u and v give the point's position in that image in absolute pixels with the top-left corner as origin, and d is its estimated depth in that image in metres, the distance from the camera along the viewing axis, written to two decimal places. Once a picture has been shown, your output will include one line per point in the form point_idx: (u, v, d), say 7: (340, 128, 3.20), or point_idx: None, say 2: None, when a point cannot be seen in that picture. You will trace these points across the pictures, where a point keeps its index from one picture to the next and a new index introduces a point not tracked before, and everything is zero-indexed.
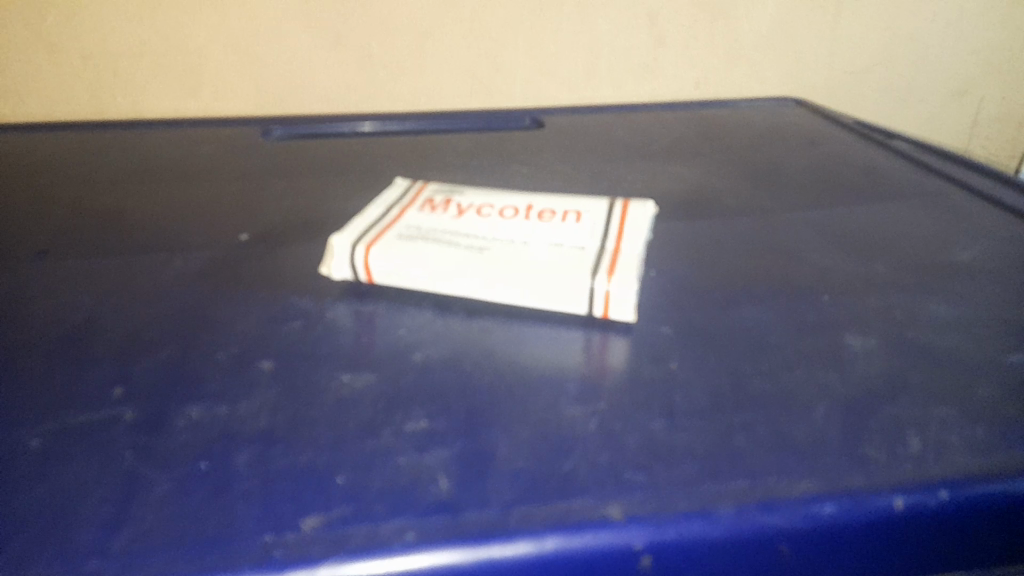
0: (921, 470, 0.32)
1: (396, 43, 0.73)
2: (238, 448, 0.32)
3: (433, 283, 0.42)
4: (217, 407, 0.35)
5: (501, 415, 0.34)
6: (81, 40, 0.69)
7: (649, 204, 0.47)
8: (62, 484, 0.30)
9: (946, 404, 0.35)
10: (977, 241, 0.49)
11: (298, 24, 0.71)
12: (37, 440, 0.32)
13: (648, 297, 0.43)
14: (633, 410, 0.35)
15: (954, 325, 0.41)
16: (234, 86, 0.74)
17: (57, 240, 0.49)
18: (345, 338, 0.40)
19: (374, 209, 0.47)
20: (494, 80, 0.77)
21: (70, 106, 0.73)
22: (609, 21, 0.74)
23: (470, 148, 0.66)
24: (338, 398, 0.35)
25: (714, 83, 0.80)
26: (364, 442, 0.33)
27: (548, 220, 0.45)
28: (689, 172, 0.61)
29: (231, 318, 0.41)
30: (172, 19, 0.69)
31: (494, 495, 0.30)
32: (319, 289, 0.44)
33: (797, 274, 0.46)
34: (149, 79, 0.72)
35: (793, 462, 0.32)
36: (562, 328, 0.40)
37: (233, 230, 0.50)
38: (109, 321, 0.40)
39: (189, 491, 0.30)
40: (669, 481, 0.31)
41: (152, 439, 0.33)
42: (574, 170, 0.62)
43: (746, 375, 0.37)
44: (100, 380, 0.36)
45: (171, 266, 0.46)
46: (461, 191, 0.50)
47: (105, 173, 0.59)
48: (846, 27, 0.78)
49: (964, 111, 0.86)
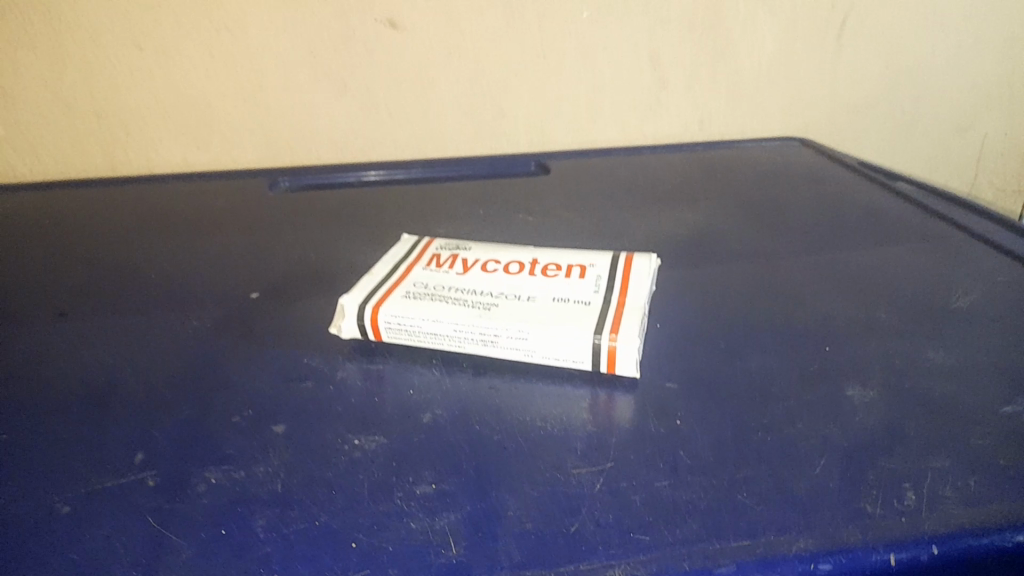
0: (915, 523, 0.33)
1: (404, 92, 0.75)
2: (257, 511, 0.33)
3: (441, 340, 0.43)
4: (236, 469, 0.36)
5: (510, 474, 0.36)
6: (97, 99, 0.72)
7: (651, 257, 0.49)
8: (90, 549, 0.32)
9: (943, 455, 0.36)
10: (977, 286, 0.50)
11: (308, 76, 0.73)
12: (66, 506, 0.34)
13: (652, 350, 0.45)
14: (638, 466, 0.36)
15: (953, 373, 0.42)
16: (245, 138, 0.76)
17: (78, 299, 0.50)
18: (357, 397, 0.41)
19: (383, 268, 0.49)
20: (500, 124, 0.78)
21: (86, 162, 0.75)
22: (612, 66, 0.76)
23: (476, 196, 0.68)
24: (352, 459, 0.36)
25: (715, 122, 0.82)
26: (378, 504, 0.34)
27: (553, 275, 0.47)
28: (692, 217, 0.62)
29: (247, 377, 0.42)
30: (185, 76, 0.72)
31: (503, 556, 0.31)
32: (332, 346, 0.45)
33: (798, 321, 0.47)
34: (163, 134, 0.75)
35: (794, 518, 0.33)
36: (568, 385, 0.42)
37: (247, 285, 0.52)
38: (130, 381, 0.42)
39: (210, 555, 0.31)
40: (673, 539, 0.32)
41: (174, 503, 0.34)
42: (579, 216, 0.63)
43: (747, 428, 0.38)
44: (123, 443, 0.37)
45: (188, 324, 0.48)
46: (467, 246, 0.52)
47: (123, 229, 0.61)
48: (844, 66, 0.80)
49: (967, 145, 0.87)
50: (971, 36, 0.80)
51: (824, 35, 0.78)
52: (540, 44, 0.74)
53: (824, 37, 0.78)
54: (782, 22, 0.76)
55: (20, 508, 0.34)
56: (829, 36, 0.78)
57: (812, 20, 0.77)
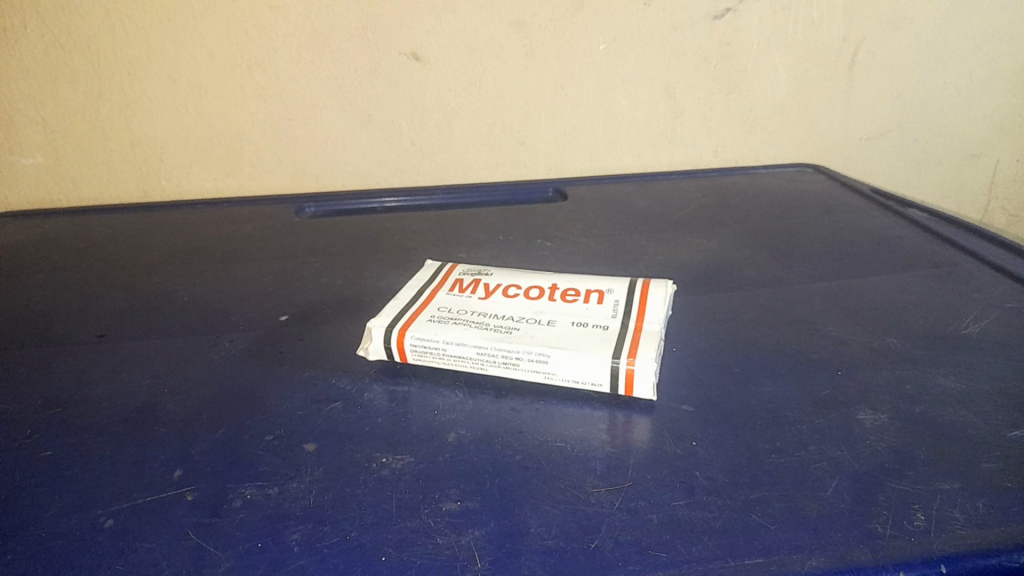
0: (924, 544, 0.34)
1: (426, 121, 0.77)
2: (291, 526, 0.35)
3: (465, 362, 0.45)
4: (270, 485, 0.37)
5: (532, 492, 0.37)
6: (131, 128, 0.75)
7: (667, 283, 0.50)
8: (134, 560, 0.33)
9: (951, 478, 0.37)
10: (987, 313, 0.51)
11: (333, 106, 0.75)
12: (110, 520, 0.35)
13: (668, 374, 0.46)
14: (655, 486, 0.37)
15: (962, 398, 0.43)
16: (272, 165, 0.78)
17: (115, 322, 0.53)
18: (384, 417, 0.43)
19: (408, 292, 0.51)
20: (519, 152, 0.80)
21: (119, 188, 0.78)
22: (628, 96, 0.78)
23: (496, 222, 0.69)
24: (380, 477, 0.38)
25: (730, 150, 0.83)
26: (406, 520, 0.35)
27: (572, 300, 0.49)
28: (707, 243, 0.64)
29: (278, 398, 0.44)
30: (216, 107, 0.74)
31: (526, 572, 0.33)
32: (359, 368, 0.47)
33: (811, 346, 0.48)
34: (193, 162, 0.77)
35: (806, 537, 0.34)
36: (587, 407, 0.43)
37: (277, 309, 0.54)
38: (167, 401, 0.44)
39: (248, 568, 0.33)
40: (690, 556, 0.33)
41: (212, 518, 0.35)
42: (597, 242, 0.65)
43: (761, 451, 0.39)
44: (163, 460, 0.39)
45: (221, 346, 0.50)
46: (489, 272, 0.53)
47: (156, 255, 0.64)
48: (856, 95, 0.82)
49: (979, 172, 0.88)
50: (982, 66, 0.81)
51: (836, 65, 0.79)
52: (558, 75, 0.76)
53: (836, 67, 0.79)
54: (795, 53, 0.78)
55: (67, 521, 0.35)
56: (841, 67, 0.80)
57: (824, 52, 0.78)
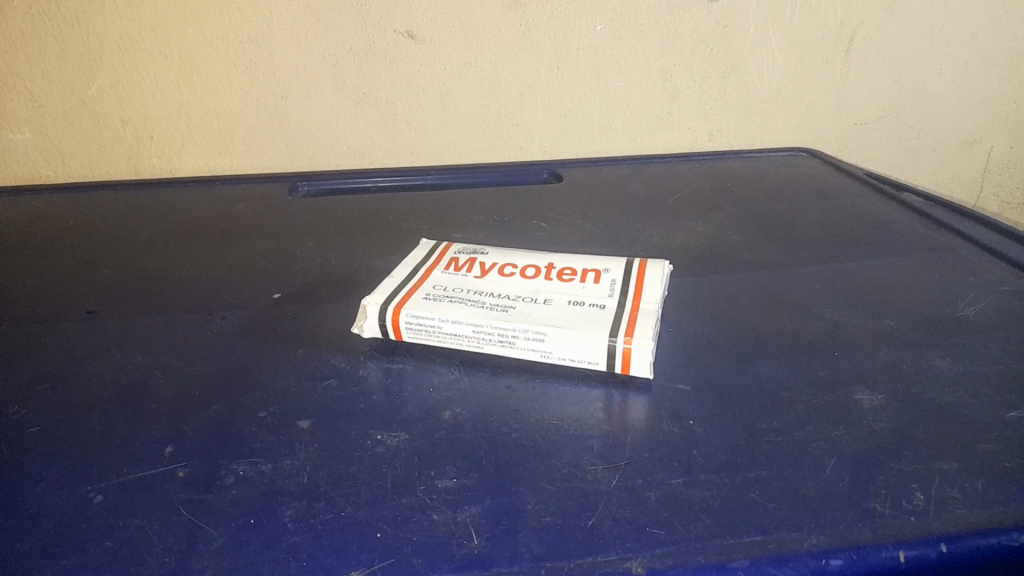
0: (923, 524, 0.34)
1: (420, 101, 0.76)
2: (285, 503, 0.35)
3: (461, 340, 0.44)
4: (263, 462, 0.37)
5: (529, 470, 0.37)
6: (121, 105, 0.74)
7: (665, 263, 0.50)
8: (125, 537, 0.33)
9: (950, 458, 0.37)
10: (984, 296, 0.51)
11: (327, 85, 0.74)
12: (100, 496, 0.35)
13: (665, 354, 0.46)
14: (653, 465, 0.37)
15: (960, 379, 0.43)
16: (264, 145, 0.77)
17: (105, 299, 0.52)
18: (378, 395, 0.42)
19: (403, 271, 0.50)
20: (513, 134, 0.80)
21: (108, 166, 0.77)
22: (624, 78, 0.78)
23: (491, 203, 0.69)
24: (375, 454, 0.38)
25: (725, 134, 0.83)
26: (402, 497, 0.35)
27: (569, 279, 0.48)
28: (703, 226, 0.64)
29: (271, 375, 0.44)
30: (208, 84, 0.73)
31: (524, 549, 0.32)
32: (352, 347, 0.46)
33: (808, 329, 0.48)
34: (185, 140, 0.76)
35: (805, 516, 0.34)
36: (584, 385, 0.43)
37: (269, 288, 0.53)
38: (158, 379, 0.43)
39: (242, 544, 0.32)
40: (688, 535, 0.33)
41: (205, 494, 0.35)
42: (592, 224, 0.64)
43: (760, 430, 0.39)
44: (153, 437, 0.38)
45: (212, 324, 0.49)
46: (484, 251, 0.53)
47: (147, 233, 0.63)
48: (852, 80, 0.81)
49: (973, 158, 0.88)
50: (978, 52, 0.81)
51: (833, 51, 0.79)
52: (554, 56, 0.75)
53: (833, 52, 0.79)
54: (792, 37, 0.78)
55: (56, 497, 0.35)
56: (838, 52, 0.79)
57: (821, 36, 0.78)
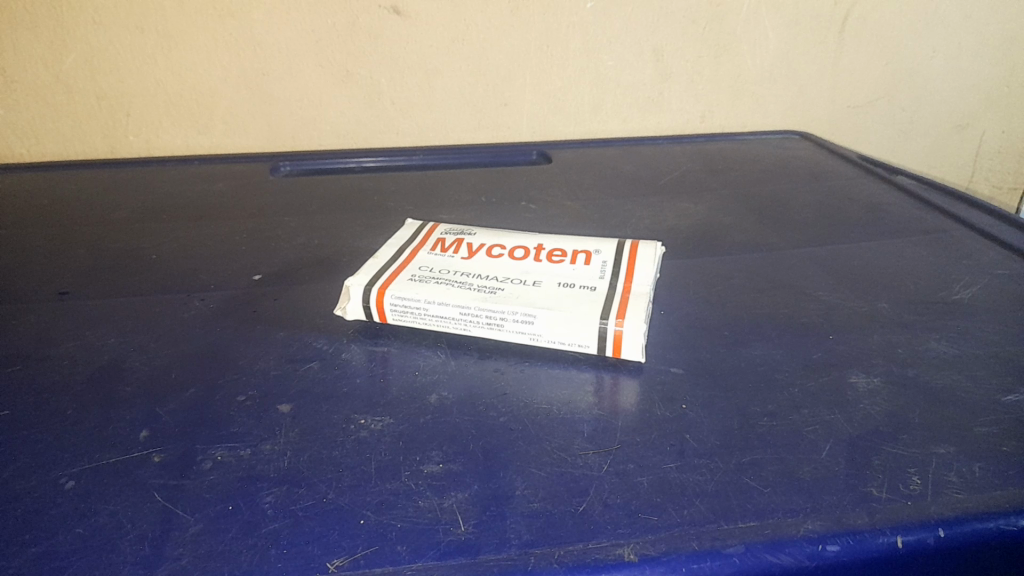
0: (921, 508, 0.33)
1: (406, 80, 0.75)
2: (264, 489, 0.33)
3: (447, 322, 0.43)
4: (242, 447, 0.36)
5: (517, 454, 0.36)
6: (97, 81, 0.72)
7: (656, 244, 0.49)
8: (97, 524, 0.31)
9: (947, 441, 0.36)
10: (978, 279, 0.50)
11: (310, 62, 0.73)
12: (72, 482, 0.33)
13: (656, 336, 0.45)
14: (645, 449, 0.36)
15: (956, 362, 0.42)
16: (246, 124, 0.76)
17: (79, 279, 0.50)
18: (361, 378, 0.41)
19: (388, 251, 0.49)
20: (502, 114, 0.78)
21: (84, 143, 0.75)
22: (615, 57, 0.76)
23: (478, 184, 0.68)
24: (359, 438, 0.36)
25: (717, 116, 0.82)
26: (386, 482, 0.34)
27: (558, 261, 0.47)
28: (695, 208, 0.63)
29: (252, 357, 0.42)
30: (187, 60, 0.71)
31: (512, 535, 0.31)
32: (335, 329, 0.45)
33: (801, 311, 0.47)
34: (163, 117, 0.74)
35: (800, 500, 0.33)
36: (574, 368, 0.42)
37: (250, 269, 0.52)
38: (133, 361, 0.42)
39: (219, 531, 0.31)
40: (681, 520, 0.32)
41: (182, 480, 0.34)
42: (582, 205, 0.63)
43: (753, 414, 0.38)
44: (128, 421, 0.37)
45: (190, 305, 0.47)
46: (472, 231, 0.52)
47: (124, 212, 0.61)
48: (845, 61, 0.80)
49: (965, 143, 0.88)
50: (971, 34, 0.81)
51: (827, 31, 0.78)
52: (544, 34, 0.74)
53: (825, 32, 0.78)
54: (785, 17, 0.76)
55: (25, 483, 0.33)
56: (831, 33, 0.78)
57: (815, 17, 0.77)
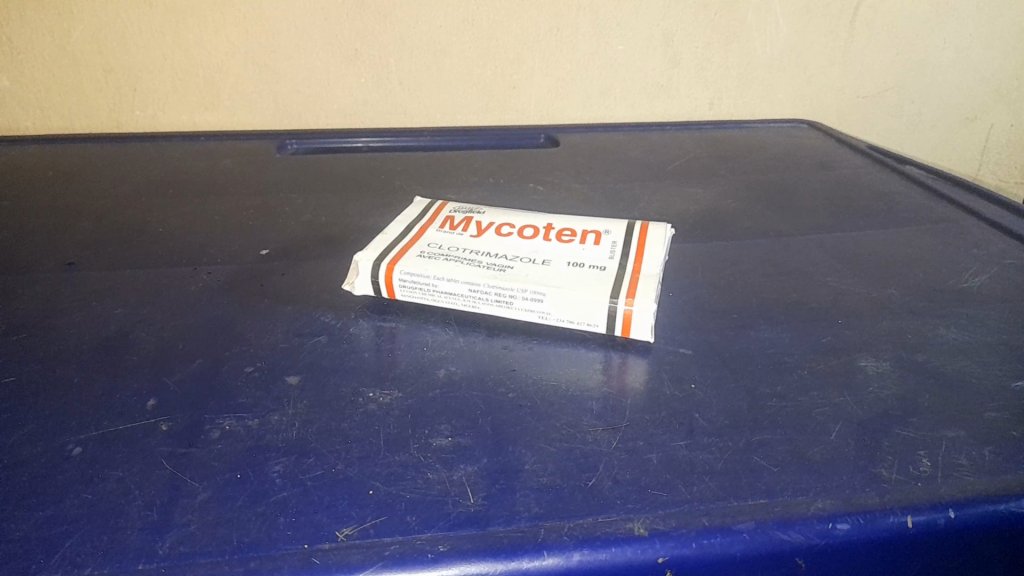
0: (931, 489, 0.33)
1: (414, 60, 0.75)
2: (273, 458, 0.33)
3: (456, 300, 0.43)
4: (250, 418, 0.35)
5: (526, 430, 0.35)
6: (103, 54, 0.71)
7: (667, 225, 0.49)
8: (105, 489, 0.31)
9: (958, 426, 0.36)
10: (988, 267, 0.50)
11: (318, 39, 0.72)
12: (79, 448, 0.33)
13: (665, 317, 0.45)
14: (654, 427, 0.36)
15: (966, 348, 0.42)
16: (253, 101, 0.75)
17: (85, 251, 0.50)
18: (368, 352, 0.41)
19: (397, 228, 0.49)
20: (510, 97, 0.78)
21: (89, 118, 0.75)
22: (625, 41, 0.76)
23: (485, 166, 0.67)
24: (366, 412, 0.36)
25: (725, 103, 0.82)
26: (394, 455, 0.34)
27: (568, 240, 0.47)
28: (702, 193, 0.62)
29: (258, 331, 0.42)
30: (195, 35, 0.71)
31: (522, 508, 0.31)
32: (343, 304, 0.45)
33: (810, 295, 0.47)
34: (170, 93, 0.74)
35: (811, 480, 0.33)
36: (582, 347, 0.41)
37: (256, 244, 0.52)
38: (140, 331, 0.41)
39: (227, 498, 0.31)
40: (691, 496, 0.32)
41: (190, 448, 0.33)
42: (589, 189, 0.63)
43: (762, 395, 0.38)
44: (135, 390, 0.37)
45: (196, 278, 0.47)
46: (481, 210, 0.51)
47: (130, 186, 0.61)
48: (855, 50, 0.80)
49: (973, 136, 0.88)
50: (983, 26, 0.80)
51: (837, 20, 0.78)
52: (554, 17, 0.74)
53: (835, 21, 0.78)
54: (796, 4, 0.76)
55: (32, 449, 0.33)
56: (841, 21, 0.78)
57: (826, 5, 0.77)
